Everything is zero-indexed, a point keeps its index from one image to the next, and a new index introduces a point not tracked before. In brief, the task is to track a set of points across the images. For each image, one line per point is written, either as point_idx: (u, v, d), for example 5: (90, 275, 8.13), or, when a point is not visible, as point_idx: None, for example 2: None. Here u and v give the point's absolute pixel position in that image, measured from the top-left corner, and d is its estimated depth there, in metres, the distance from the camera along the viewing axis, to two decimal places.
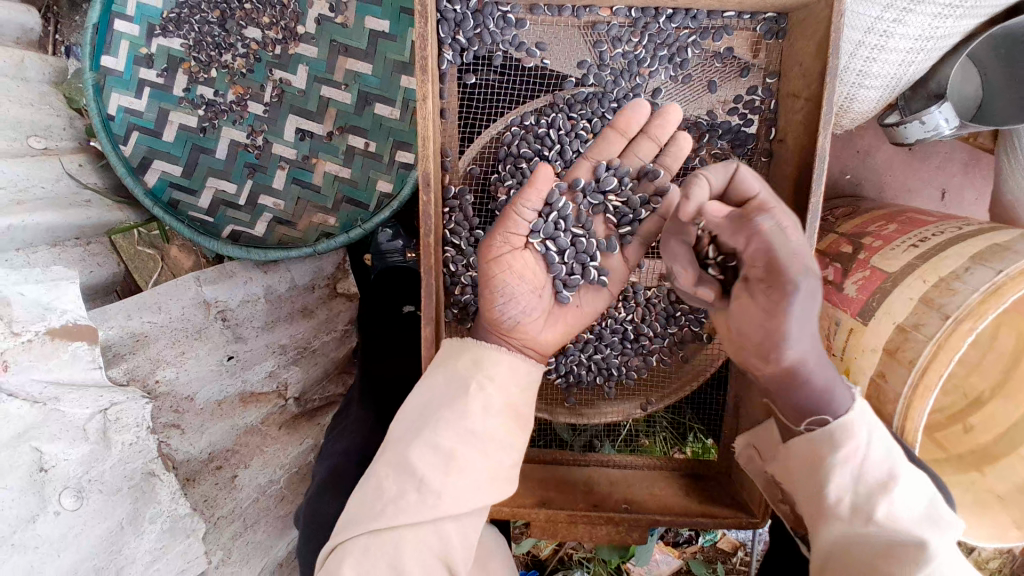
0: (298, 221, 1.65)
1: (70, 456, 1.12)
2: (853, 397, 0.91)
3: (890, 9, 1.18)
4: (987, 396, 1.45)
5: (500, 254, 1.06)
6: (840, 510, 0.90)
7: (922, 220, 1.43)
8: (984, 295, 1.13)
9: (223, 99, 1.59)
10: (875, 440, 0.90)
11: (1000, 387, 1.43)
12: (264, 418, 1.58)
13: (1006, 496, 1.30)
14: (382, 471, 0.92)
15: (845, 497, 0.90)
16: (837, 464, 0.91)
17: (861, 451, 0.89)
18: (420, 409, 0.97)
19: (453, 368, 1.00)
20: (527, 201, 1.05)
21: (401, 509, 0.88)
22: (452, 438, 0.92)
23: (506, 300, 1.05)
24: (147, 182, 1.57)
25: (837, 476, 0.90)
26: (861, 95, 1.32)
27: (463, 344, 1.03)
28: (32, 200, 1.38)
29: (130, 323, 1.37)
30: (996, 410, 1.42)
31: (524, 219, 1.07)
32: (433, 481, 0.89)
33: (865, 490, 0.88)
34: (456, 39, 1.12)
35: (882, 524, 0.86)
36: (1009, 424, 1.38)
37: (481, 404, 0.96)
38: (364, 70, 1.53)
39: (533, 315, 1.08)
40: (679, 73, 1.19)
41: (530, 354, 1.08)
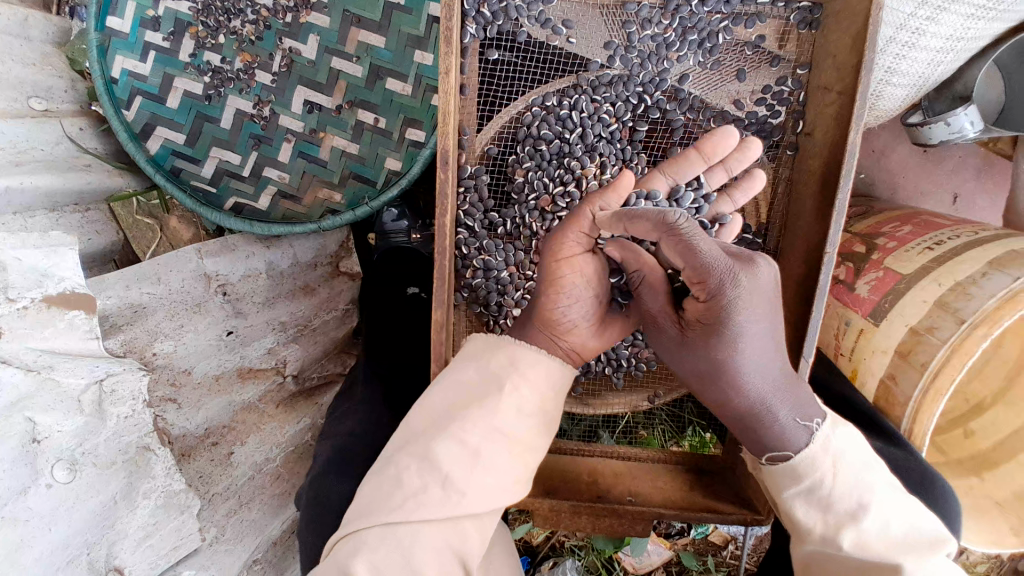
0: (302, 196, 1.61)
1: (64, 427, 1.09)
2: (812, 430, 0.91)
3: (926, 6, 1.13)
4: (989, 402, 1.45)
5: (570, 255, 1.02)
6: (813, 536, 0.90)
7: (938, 223, 1.42)
8: (1000, 301, 1.11)
9: (230, 67, 1.54)
10: (844, 465, 0.89)
11: (1002, 395, 1.43)
12: (262, 395, 1.56)
13: (1004, 503, 1.31)
14: (404, 462, 0.90)
15: (816, 524, 0.90)
16: (803, 494, 0.91)
17: (830, 479, 0.89)
18: (447, 405, 0.96)
19: (486, 365, 0.99)
20: (611, 204, 1.00)
21: (423, 503, 0.86)
22: (479, 436, 0.90)
23: (571, 301, 1.03)
24: (150, 149, 1.53)
25: (806, 507, 0.91)
26: (887, 92, 1.27)
27: (501, 342, 1.02)
28: (30, 162, 1.34)
29: (129, 294, 1.34)
30: (996, 417, 1.42)
31: (599, 221, 1.03)
32: (457, 478, 0.87)
33: (835, 518, 0.88)
34: (480, 12, 1.08)
35: (851, 550, 0.87)
36: (1009, 432, 1.39)
37: (514, 404, 0.94)
38: (377, 44, 1.49)
39: (591, 319, 1.06)
40: (708, 58, 1.13)
41: (577, 360, 1.05)
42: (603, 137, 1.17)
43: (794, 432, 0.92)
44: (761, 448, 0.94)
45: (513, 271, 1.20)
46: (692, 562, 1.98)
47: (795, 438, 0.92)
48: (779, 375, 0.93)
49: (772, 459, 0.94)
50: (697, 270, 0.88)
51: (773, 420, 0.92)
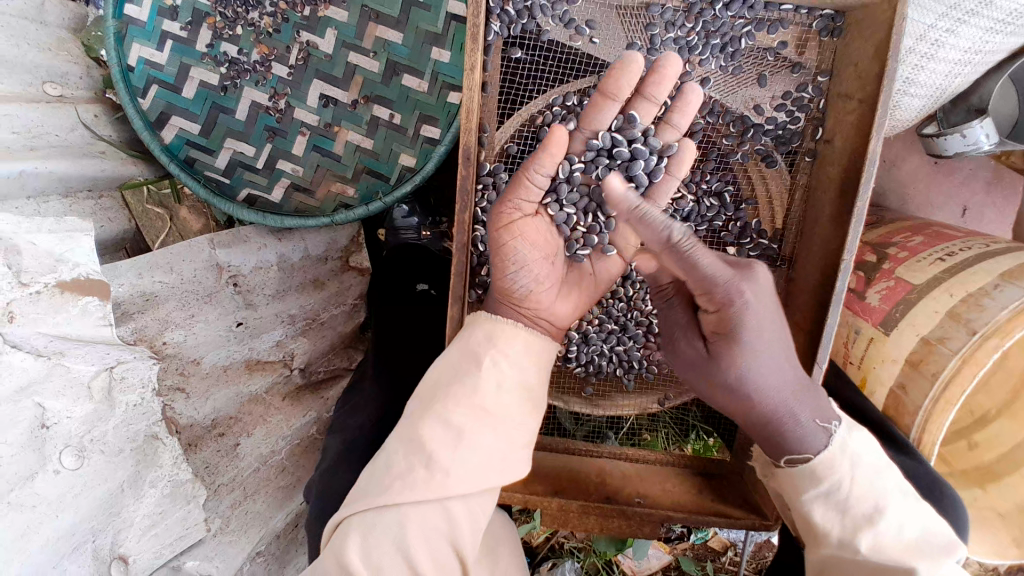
0: (316, 190, 1.62)
1: (73, 413, 1.09)
2: (831, 433, 0.92)
3: (945, 18, 1.11)
4: (992, 415, 1.52)
5: (509, 221, 1.04)
6: (829, 540, 0.90)
7: (948, 235, 1.42)
8: (1012, 314, 1.11)
9: (247, 59, 1.54)
10: (863, 466, 0.90)
11: (1004, 409, 1.50)
12: (269, 387, 1.57)
13: (1007, 515, 1.37)
14: (392, 447, 0.91)
15: (831, 527, 0.90)
16: (820, 494, 0.91)
17: (845, 484, 0.89)
18: (433, 385, 0.97)
19: (467, 343, 0.99)
20: (540, 166, 1.03)
21: (408, 485, 0.86)
22: (462, 415, 0.90)
23: (518, 269, 1.04)
24: (165, 138, 1.53)
25: (824, 510, 0.91)
26: (904, 102, 1.26)
27: (477, 318, 1.03)
28: (45, 147, 1.33)
29: (141, 281, 1.33)
30: (997, 430, 1.49)
31: (535, 185, 1.05)
32: (440, 458, 0.87)
33: (853, 521, 0.88)
34: (505, 10, 1.05)
35: (868, 554, 0.87)
36: (1015, 442, 1.45)
37: (494, 380, 0.94)
38: (395, 39, 1.49)
39: (544, 284, 1.08)
40: (729, 64, 1.13)
41: (542, 324, 1.07)
42: None
43: (811, 432, 0.93)
44: (779, 450, 0.96)
45: None
46: (691, 567, 1.99)
47: (812, 441, 0.93)
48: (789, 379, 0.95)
49: (790, 461, 0.95)
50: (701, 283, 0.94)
51: (794, 421, 0.94)
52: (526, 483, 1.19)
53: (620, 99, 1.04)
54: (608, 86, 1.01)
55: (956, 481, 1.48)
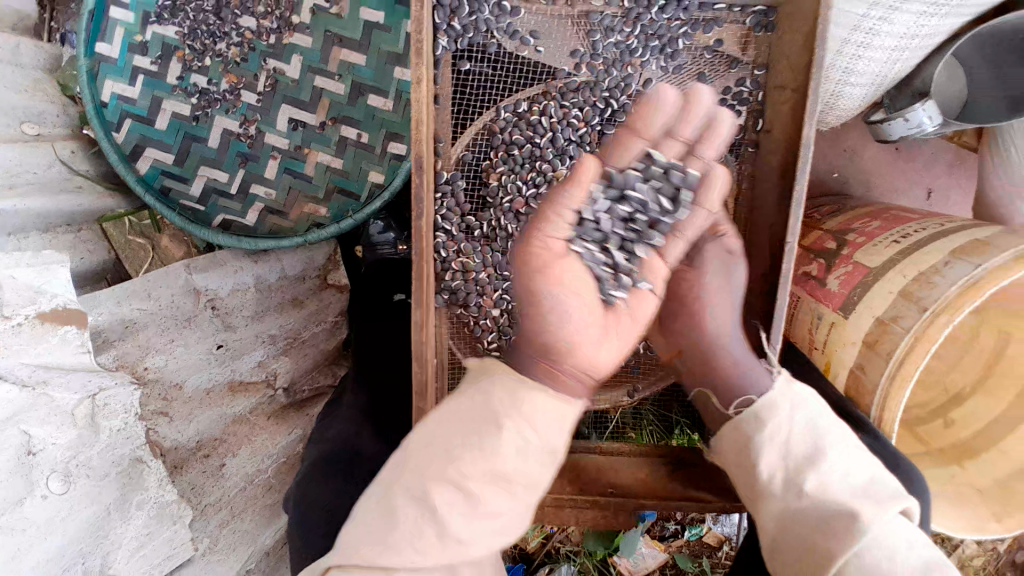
0: (290, 211, 1.66)
1: (58, 440, 1.12)
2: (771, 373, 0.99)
3: (876, 6, 1.13)
4: (967, 392, 1.54)
5: (545, 265, 0.99)
6: (776, 491, 0.90)
7: (905, 218, 1.46)
8: (961, 289, 1.15)
9: (216, 88, 1.59)
10: (801, 411, 0.93)
11: (980, 384, 1.53)
12: (253, 409, 1.60)
13: (984, 490, 1.39)
14: None
15: (777, 475, 0.91)
16: (765, 441, 0.93)
17: (782, 426, 0.92)
18: None
19: None
20: (571, 197, 1.07)
21: None
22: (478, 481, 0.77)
23: (561, 313, 0.95)
24: (140, 170, 1.57)
25: (768, 454, 0.92)
26: (846, 91, 1.29)
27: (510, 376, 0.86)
28: (23, 185, 1.37)
29: (120, 309, 1.36)
30: (974, 406, 1.52)
31: (564, 218, 1.06)
32: None
33: (795, 463, 0.89)
34: (451, 25, 1.11)
35: (813, 494, 0.85)
36: (989, 419, 1.48)
37: None
38: (358, 61, 1.54)
39: (585, 334, 0.94)
40: (670, 64, 1.18)
41: (583, 376, 0.92)
42: (574, 141, 1.20)
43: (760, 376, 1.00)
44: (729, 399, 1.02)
45: (491, 273, 1.24)
46: (687, 564, 1.99)
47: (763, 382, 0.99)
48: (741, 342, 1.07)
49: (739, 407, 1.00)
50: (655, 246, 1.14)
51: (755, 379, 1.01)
52: None
53: (650, 135, 1.13)
54: (637, 123, 1.12)
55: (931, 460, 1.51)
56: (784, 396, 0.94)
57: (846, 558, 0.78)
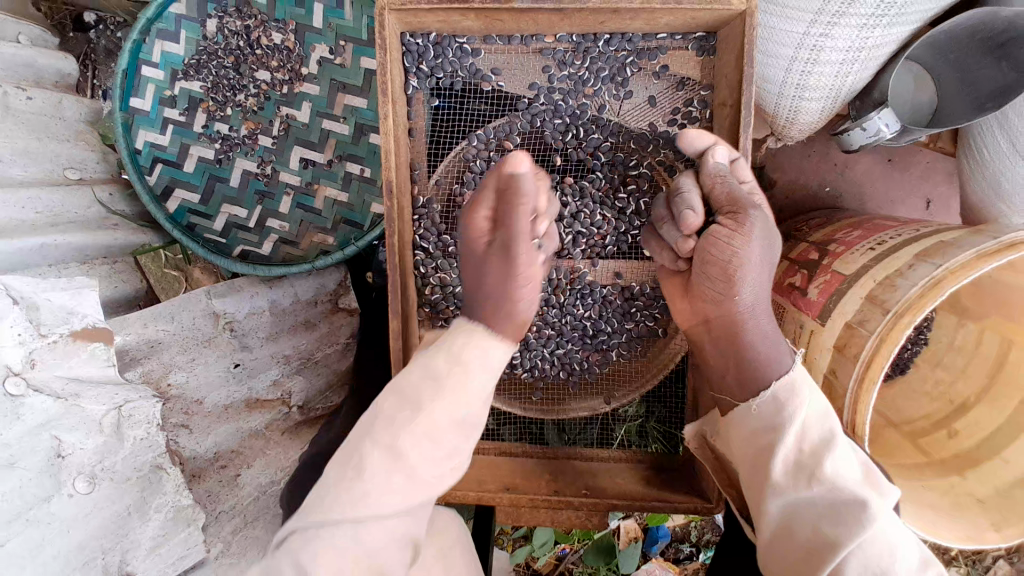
0: (300, 241, 1.81)
1: (85, 446, 1.27)
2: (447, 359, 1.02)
3: (816, 24, 1.22)
4: (973, 401, 1.54)
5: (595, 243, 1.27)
6: (792, 474, 0.98)
7: (885, 226, 1.50)
8: (922, 291, 1.17)
9: (237, 134, 1.78)
10: (818, 398, 1.01)
11: (984, 392, 1.52)
12: (268, 424, 1.71)
13: (985, 500, 1.35)
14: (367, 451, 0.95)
15: (793, 460, 0.99)
16: (787, 425, 1.00)
17: (803, 411, 0.99)
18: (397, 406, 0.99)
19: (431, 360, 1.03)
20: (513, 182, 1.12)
21: (365, 496, 0.93)
22: (411, 440, 0.96)
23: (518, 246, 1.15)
24: (169, 208, 1.76)
25: (786, 437, 0.99)
26: (804, 107, 1.34)
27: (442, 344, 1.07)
28: (65, 222, 1.57)
29: (146, 331, 1.52)
30: (981, 414, 1.50)
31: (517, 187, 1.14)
32: (408, 461, 0.95)
33: (812, 448, 0.97)
34: (421, 68, 1.21)
35: (828, 480, 0.93)
36: (994, 428, 1.46)
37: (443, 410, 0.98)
38: (360, 105, 1.71)
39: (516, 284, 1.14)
40: (622, 92, 1.24)
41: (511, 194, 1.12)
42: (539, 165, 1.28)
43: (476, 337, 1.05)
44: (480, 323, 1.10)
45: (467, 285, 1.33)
46: None
47: (779, 363, 1.05)
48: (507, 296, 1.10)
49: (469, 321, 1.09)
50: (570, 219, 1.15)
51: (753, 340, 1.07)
52: (480, 482, 1.27)
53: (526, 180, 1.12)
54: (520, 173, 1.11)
55: (935, 471, 1.48)
56: (804, 378, 1.02)
57: (854, 545, 0.87)
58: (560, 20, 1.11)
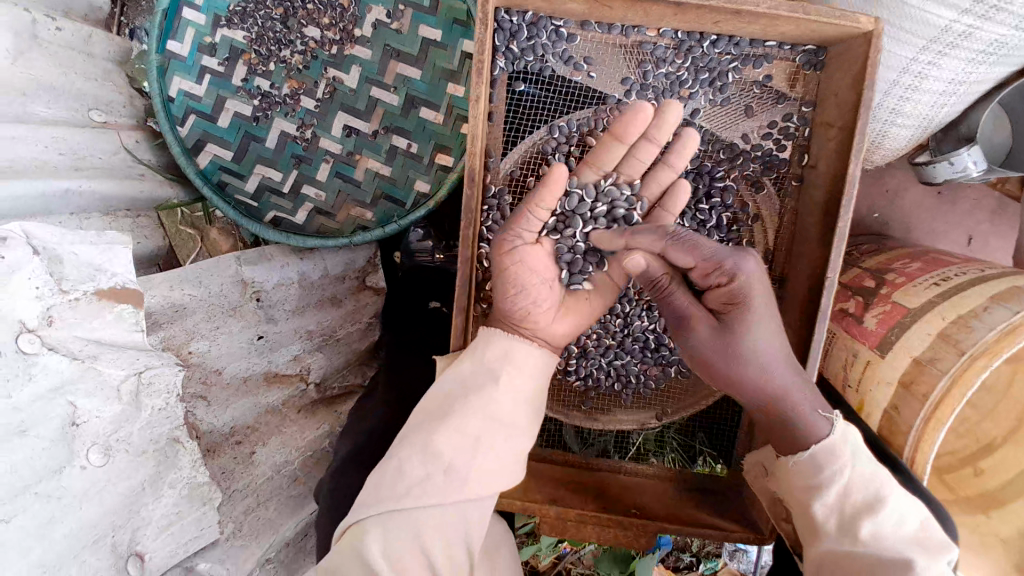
0: (337, 212, 1.72)
1: (102, 413, 1.11)
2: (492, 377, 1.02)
3: (926, 51, 1.22)
4: (1002, 441, 1.43)
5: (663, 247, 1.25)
6: (829, 532, 0.97)
7: (946, 260, 1.47)
8: (999, 335, 1.15)
9: (278, 92, 1.67)
10: (861, 460, 0.98)
11: (1014, 434, 1.41)
12: (285, 400, 1.62)
13: (1009, 540, 1.37)
14: (405, 454, 0.96)
15: (831, 517, 0.97)
16: (824, 487, 0.98)
17: (845, 469, 0.97)
18: (443, 402, 1.01)
19: (481, 359, 1.04)
20: (541, 199, 1.11)
21: (425, 491, 0.93)
22: (477, 425, 0.97)
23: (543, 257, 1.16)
24: (200, 163, 1.65)
25: (826, 496, 0.98)
26: (892, 133, 1.39)
27: (489, 336, 1.06)
28: (90, 168, 1.45)
29: (172, 294, 1.41)
30: (1009, 456, 1.41)
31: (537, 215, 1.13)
32: (459, 466, 0.95)
33: (854, 508, 0.95)
34: (510, 48, 1.16)
35: (868, 541, 0.93)
36: (1018, 471, 1.39)
37: (508, 394, 1.01)
38: (414, 76, 1.62)
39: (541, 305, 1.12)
40: (718, 96, 1.22)
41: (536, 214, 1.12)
42: None
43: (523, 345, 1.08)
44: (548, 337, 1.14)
45: None
46: None
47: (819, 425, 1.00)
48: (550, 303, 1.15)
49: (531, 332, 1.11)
50: (708, 261, 1.03)
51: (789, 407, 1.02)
52: (526, 491, 1.25)
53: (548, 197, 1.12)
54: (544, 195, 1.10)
55: (959, 507, 1.45)
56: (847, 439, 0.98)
57: None
58: (672, 14, 1.04)
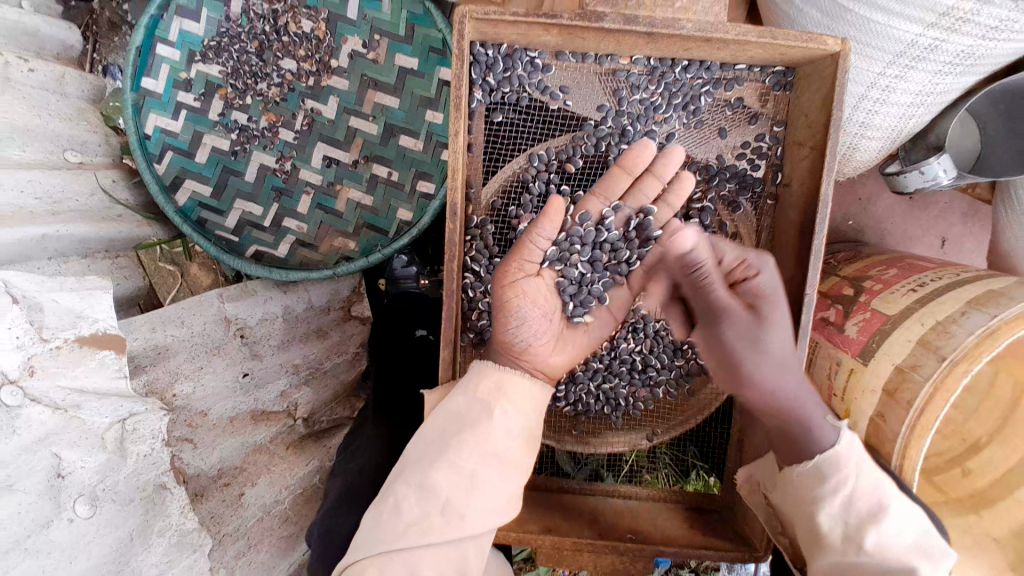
0: (319, 245, 1.71)
1: (87, 463, 1.07)
2: (484, 406, 1.01)
3: (893, 65, 1.27)
4: (984, 441, 1.46)
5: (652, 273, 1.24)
6: (833, 544, 0.96)
7: (922, 266, 1.50)
8: (977, 339, 1.17)
9: (255, 126, 1.67)
10: (865, 469, 0.97)
11: (997, 432, 1.45)
12: (273, 438, 1.57)
13: (1001, 540, 1.34)
14: (401, 491, 0.96)
15: (836, 528, 0.96)
16: (828, 495, 0.97)
17: (850, 478, 0.96)
18: (435, 437, 1.00)
19: (473, 393, 1.03)
20: (542, 230, 1.08)
21: (422, 530, 0.92)
22: (472, 461, 0.97)
23: (537, 288, 1.14)
24: (178, 201, 1.64)
25: (831, 507, 0.96)
26: (863, 145, 1.43)
27: (484, 367, 1.07)
28: (65, 211, 1.42)
29: (153, 336, 1.40)
30: (995, 454, 1.44)
31: (537, 247, 1.11)
32: (456, 502, 0.94)
33: (857, 519, 0.94)
34: (487, 81, 1.18)
35: (873, 552, 0.92)
36: (1006, 469, 1.41)
37: (502, 427, 1.01)
38: (392, 105, 1.63)
39: (542, 336, 1.12)
40: (692, 119, 1.24)
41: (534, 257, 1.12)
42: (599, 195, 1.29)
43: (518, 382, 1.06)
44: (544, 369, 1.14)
45: None
46: None
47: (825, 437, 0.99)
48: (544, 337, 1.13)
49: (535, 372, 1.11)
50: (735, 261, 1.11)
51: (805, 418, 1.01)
52: (521, 523, 1.23)
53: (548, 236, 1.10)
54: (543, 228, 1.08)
55: (950, 508, 1.43)
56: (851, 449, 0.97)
57: None
58: (644, 43, 1.06)
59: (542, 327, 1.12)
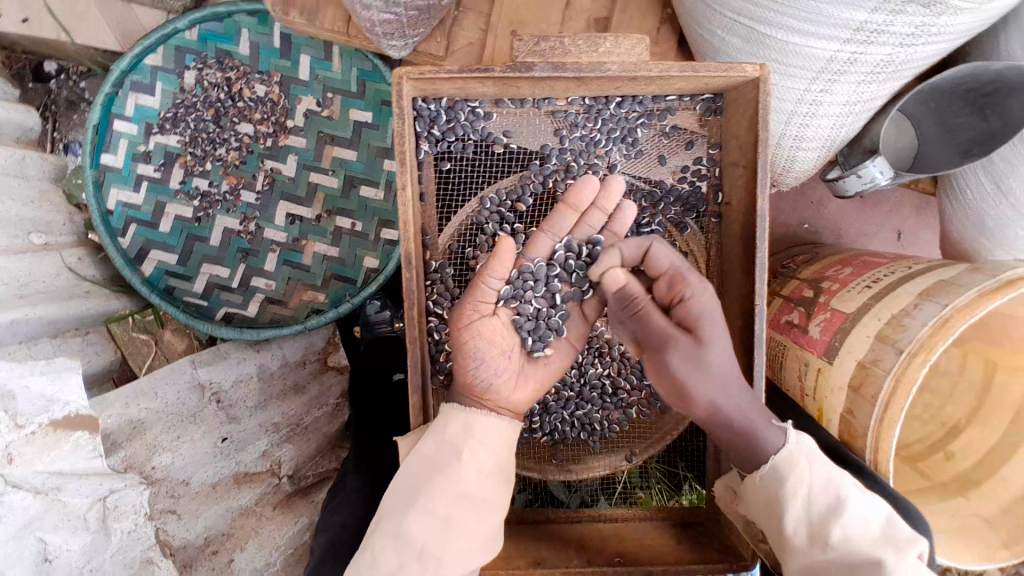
0: (289, 300, 1.73)
1: (72, 544, 1.05)
2: (454, 448, 1.03)
3: (817, 81, 1.34)
4: (966, 421, 1.49)
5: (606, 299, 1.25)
6: (800, 545, 1.00)
7: (874, 262, 1.55)
8: (932, 329, 1.19)
9: (217, 190, 1.70)
10: (819, 467, 1.02)
11: (975, 413, 1.48)
12: (258, 499, 1.55)
13: (992, 519, 1.32)
14: (379, 543, 0.97)
15: (801, 530, 1.01)
16: (789, 500, 1.02)
17: (804, 478, 1.02)
18: (407, 485, 1.02)
19: (441, 435, 1.05)
20: (492, 270, 1.12)
21: None
22: (446, 505, 0.99)
23: (492, 325, 1.17)
24: (145, 271, 1.65)
25: (791, 509, 1.01)
26: (800, 156, 1.51)
27: (449, 410, 1.08)
28: (31, 294, 1.43)
29: (128, 411, 1.42)
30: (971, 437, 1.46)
31: (490, 287, 1.14)
32: (433, 548, 0.97)
33: (819, 517, 1.00)
34: (432, 132, 1.22)
35: (839, 547, 0.97)
36: (984, 450, 1.43)
37: (473, 467, 1.02)
38: (349, 158, 1.67)
39: (505, 375, 1.14)
40: (632, 150, 1.30)
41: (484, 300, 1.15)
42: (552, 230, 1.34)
43: (487, 420, 1.07)
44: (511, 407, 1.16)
45: None
46: None
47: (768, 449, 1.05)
48: (505, 375, 1.14)
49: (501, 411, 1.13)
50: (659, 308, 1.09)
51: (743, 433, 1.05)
52: (508, 561, 1.24)
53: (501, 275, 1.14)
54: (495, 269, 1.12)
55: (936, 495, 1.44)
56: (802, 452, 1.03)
57: None
58: (577, 86, 1.11)
59: (501, 365, 1.14)
